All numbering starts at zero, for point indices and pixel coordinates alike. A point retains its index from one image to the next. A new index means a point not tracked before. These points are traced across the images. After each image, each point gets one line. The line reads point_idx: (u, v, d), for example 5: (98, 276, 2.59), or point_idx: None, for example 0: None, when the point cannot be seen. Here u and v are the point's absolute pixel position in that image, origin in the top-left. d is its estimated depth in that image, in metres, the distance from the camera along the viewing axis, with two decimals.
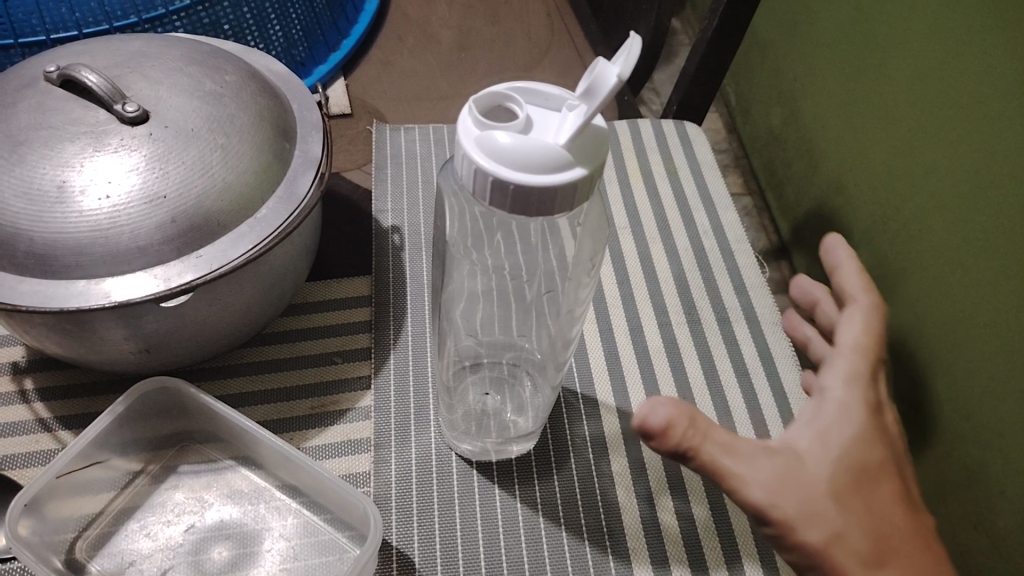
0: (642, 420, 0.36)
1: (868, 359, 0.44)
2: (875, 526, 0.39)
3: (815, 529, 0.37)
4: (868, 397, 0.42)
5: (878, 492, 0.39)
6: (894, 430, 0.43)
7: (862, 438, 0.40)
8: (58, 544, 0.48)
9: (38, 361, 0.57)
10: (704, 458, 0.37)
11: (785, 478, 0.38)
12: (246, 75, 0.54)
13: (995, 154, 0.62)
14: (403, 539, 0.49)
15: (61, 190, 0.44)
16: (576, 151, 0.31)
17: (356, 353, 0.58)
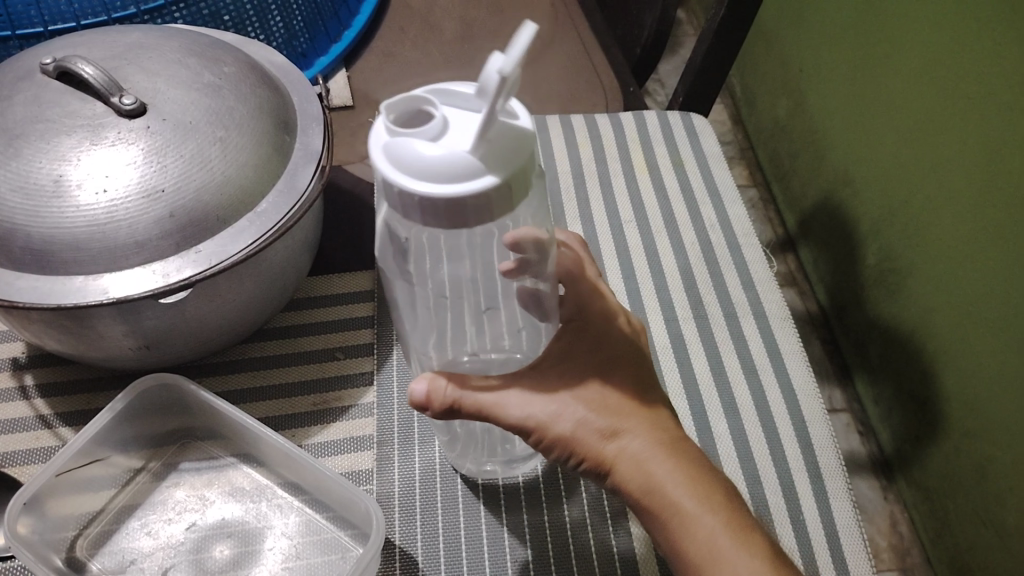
0: (409, 394, 0.40)
1: (593, 296, 0.47)
2: (620, 409, 0.42)
3: (566, 427, 0.41)
4: (598, 316, 0.46)
5: (616, 384, 0.43)
6: (629, 338, 0.46)
7: (590, 347, 0.44)
8: (59, 542, 0.48)
9: (38, 357, 0.56)
10: (464, 398, 0.40)
11: (529, 393, 0.41)
12: (246, 67, 0.53)
13: (998, 147, 0.61)
14: (406, 538, 0.48)
15: (58, 184, 0.44)
16: (484, 156, 0.27)
17: (358, 349, 0.58)
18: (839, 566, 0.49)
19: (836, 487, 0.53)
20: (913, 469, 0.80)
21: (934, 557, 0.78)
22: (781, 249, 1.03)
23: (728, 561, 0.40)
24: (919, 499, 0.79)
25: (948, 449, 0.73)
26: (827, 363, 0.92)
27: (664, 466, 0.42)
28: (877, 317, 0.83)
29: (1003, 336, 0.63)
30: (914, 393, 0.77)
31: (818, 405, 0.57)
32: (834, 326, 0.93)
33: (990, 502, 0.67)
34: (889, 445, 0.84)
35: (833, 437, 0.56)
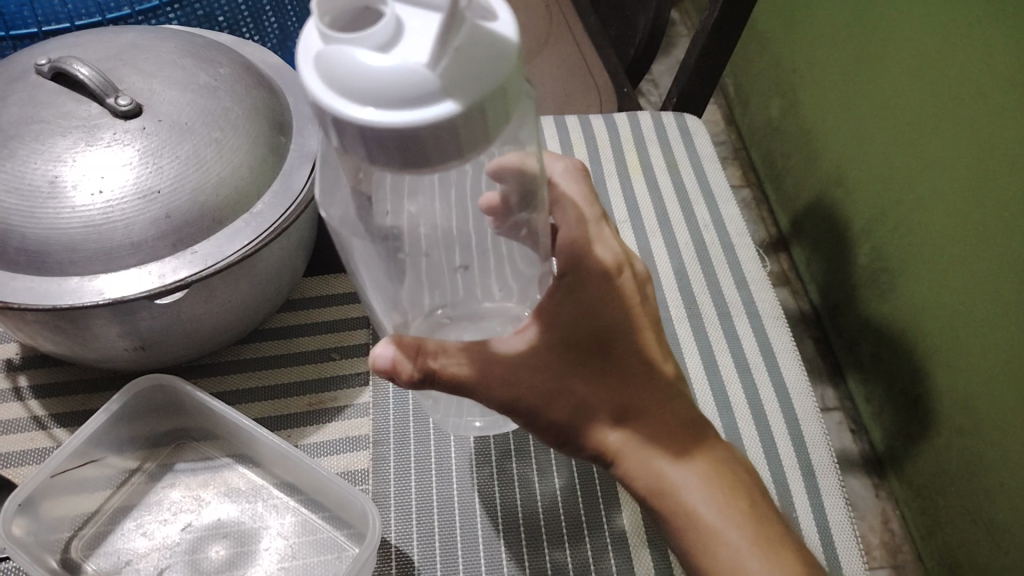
0: (372, 359, 0.38)
1: (591, 248, 0.44)
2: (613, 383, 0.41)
3: (553, 402, 0.40)
4: (598, 271, 0.43)
5: (611, 355, 0.41)
6: (632, 295, 0.43)
7: (587, 311, 0.41)
8: (53, 543, 0.48)
9: (32, 358, 0.56)
10: (438, 371, 0.38)
11: (512, 365, 0.39)
12: (241, 68, 0.53)
13: (993, 151, 0.61)
14: (402, 537, 0.49)
15: (53, 185, 0.44)
16: (443, 73, 0.23)
17: (354, 349, 0.58)
18: (830, 562, 0.50)
19: (829, 484, 0.53)
20: (905, 467, 0.80)
21: (925, 554, 0.79)
22: (774, 249, 1.03)
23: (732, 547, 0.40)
24: (910, 496, 0.80)
25: (939, 447, 0.73)
26: (820, 362, 0.93)
27: (660, 446, 0.41)
28: (870, 316, 0.83)
29: (995, 339, 0.63)
30: (906, 392, 0.78)
31: (810, 403, 0.58)
32: (826, 325, 0.94)
33: (981, 500, 0.68)
34: (881, 443, 0.84)
35: (825, 435, 0.56)
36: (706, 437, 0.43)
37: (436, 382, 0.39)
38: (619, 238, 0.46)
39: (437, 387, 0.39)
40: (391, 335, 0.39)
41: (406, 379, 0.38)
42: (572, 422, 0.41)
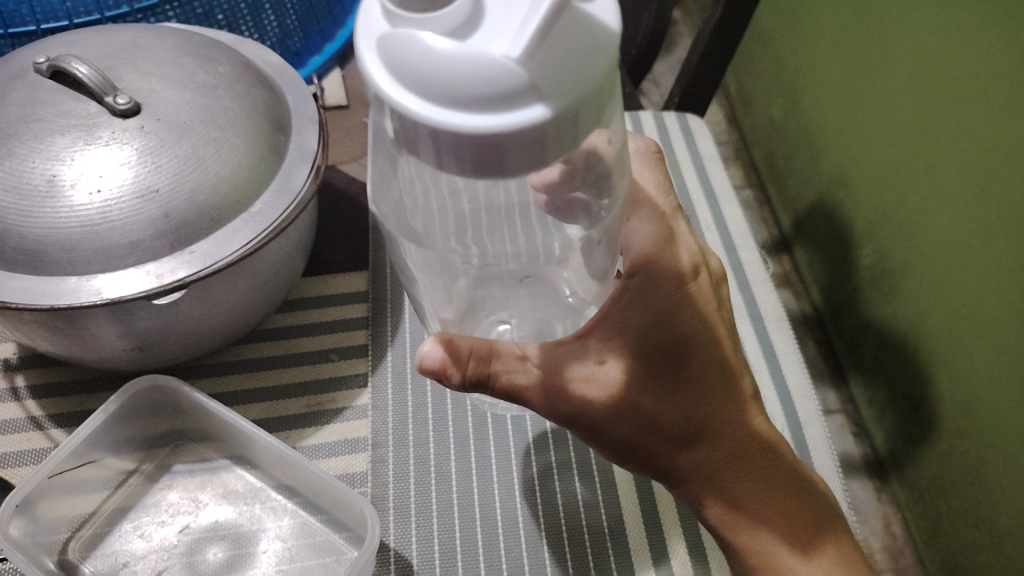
0: (420, 360, 0.38)
1: (667, 255, 0.42)
2: (681, 396, 0.40)
3: (615, 415, 0.40)
4: (669, 278, 0.42)
5: (679, 368, 0.41)
6: (704, 304, 0.42)
7: (655, 322, 0.40)
8: (51, 545, 0.48)
9: (30, 358, 0.56)
10: (492, 378, 0.38)
11: (573, 377, 0.39)
12: (240, 66, 0.53)
13: (996, 153, 0.61)
14: (401, 541, 0.48)
15: (51, 184, 0.43)
16: (534, 72, 0.20)
17: (353, 350, 0.57)
18: None
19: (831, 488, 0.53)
20: (907, 470, 0.80)
21: (927, 558, 0.78)
22: (776, 250, 1.03)
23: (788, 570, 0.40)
24: (912, 500, 0.79)
25: (941, 451, 0.73)
26: (822, 364, 0.92)
27: (722, 459, 0.41)
28: (872, 318, 0.83)
29: (996, 340, 0.63)
30: (908, 394, 0.77)
31: (813, 406, 0.57)
32: (829, 327, 0.93)
33: (983, 504, 0.67)
34: (883, 446, 0.84)
35: (828, 439, 0.56)
36: (772, 456, 0.42)
37: (489, 387, 0.38)
38: (693, 242, 0.45)
39: (490, 393, 0.39)
40: (437, 333, 0.38)
41: (455, 384, 0.38)
42: (634, 434, 0.40)
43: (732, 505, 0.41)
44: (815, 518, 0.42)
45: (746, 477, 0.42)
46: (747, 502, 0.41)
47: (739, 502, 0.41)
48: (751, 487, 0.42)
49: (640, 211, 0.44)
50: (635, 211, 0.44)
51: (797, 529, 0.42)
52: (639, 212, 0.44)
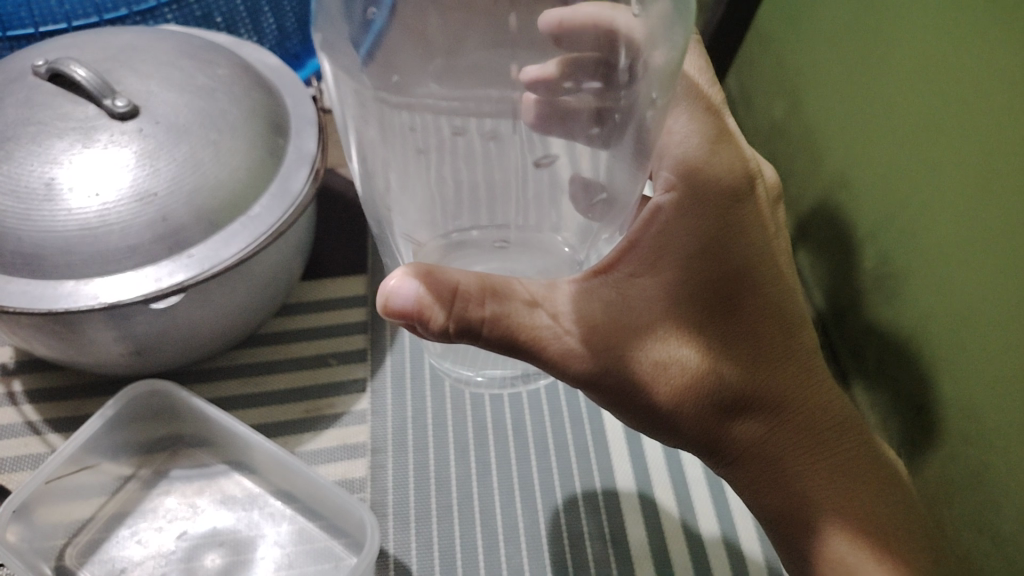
0: (387, 303, 0.34)
1: (713, 169, 0.39)
2: (708, 338, 0.38)
3: (639, 358, 0.37)
4: (710, 201, 0.39)
5: (707, 308, 0.38)
6: (744, 233, 0.40)
7: (684, 256, 0.38)
8: (48, 551, 0.47)
9: (27, 362, 0.56)
10: (488, 322, 0.35)
11: (583, 320, 0.37)
12: (240, 69, 0.53)
13: (954, 155, 0.54)
14: (401, 548, 0.48)
15: (49, 187, 0.43)
16: None
17: (351, 355, 0.57)
18: None
19: None
20: None
21: None
22: None
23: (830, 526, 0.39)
24: None
25: None
26: None
27: (760, 409, 0.39)
28: None
29: (967, 358, 0.55)
30: None
31: None
32: None
33: None
34: None
35: None
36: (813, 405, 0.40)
37: (482, 333, 0.36)
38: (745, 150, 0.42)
39: (483, 340, 0.36)
40: (405, 267, 0.35)
41: (443, 328, 0.35)
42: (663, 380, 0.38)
43: (771, 459, 0.39)
44: (857, 469, 0.40)
45: (784, 428, 0.39)
46: (781, 457, 0.39)
47: (778, 454, 0.39)
48: (785, 438, 0.39)
49: (689, 107, 0.41)
50: (683, 107, 0.41)
51: (839, 483, 0.39)
52: (692, 112, 0.41)
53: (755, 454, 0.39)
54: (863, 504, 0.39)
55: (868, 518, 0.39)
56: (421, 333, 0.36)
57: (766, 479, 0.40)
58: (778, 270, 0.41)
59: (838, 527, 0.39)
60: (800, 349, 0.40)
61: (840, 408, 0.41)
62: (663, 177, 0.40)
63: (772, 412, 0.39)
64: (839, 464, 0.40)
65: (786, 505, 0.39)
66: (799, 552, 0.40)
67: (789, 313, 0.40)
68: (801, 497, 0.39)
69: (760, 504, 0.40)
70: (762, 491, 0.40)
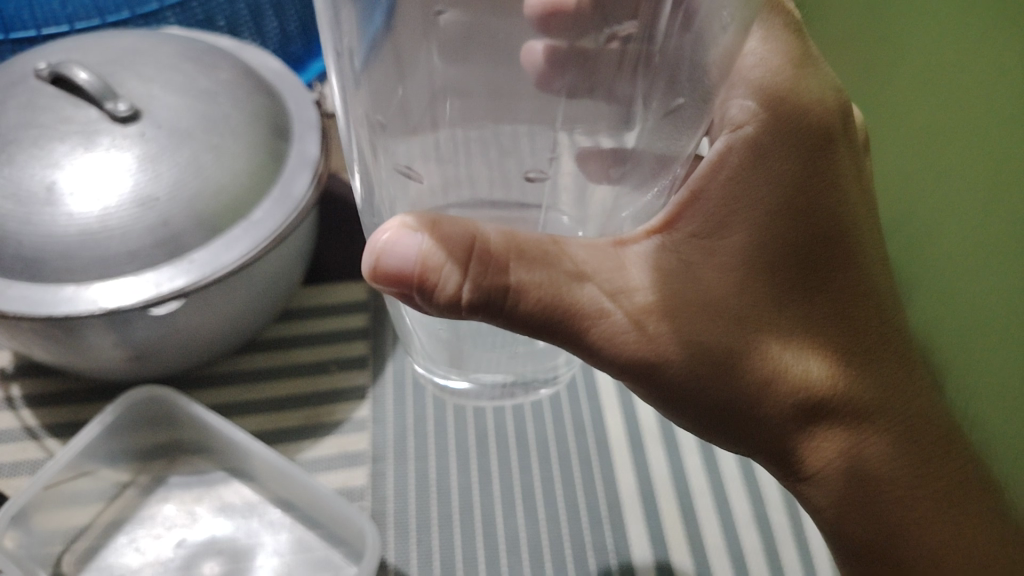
0: (382, 262, 0.30)
1: (796, 96, 0.37)
2: (781, 312, 0.36)
3: (706, 336, 0.34)
4: (789, 140, 0.37)
5: (779, 279, 0.36)
6: (820, 181, 0.37)
7: (752, 213, 0.36)
8: (45, 557, 0.47)
9: (27, 366, 0.55)
10: (514, 289, 0.31)
11: (637, 291, 0.34)
12: (242, 73, 0.52)
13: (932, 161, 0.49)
14: (401, 558, 0.47)
15: (49, 192, 0.43)
16: None
17: (352, 362, 0.56)
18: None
19: None
20: None
21: None
22: None
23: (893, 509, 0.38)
24: None
25: None
26: None
27: (834, 388, 0.37)
28: None
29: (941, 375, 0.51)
30: None
31: None
32: None
33: None
34: None
35: None
36: (886, 384, 0.38)
37: (506, 307, 0.32)
38: (829, 75, 0.40)
39: (504, 315, 0.32)
40: (403, 216, 0.31)
41: (455, 298, 0.31)
42: (734, 358, 0.35)
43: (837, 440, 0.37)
44: (926, 453, 0.38)
45: (858, 413, 0.37)
46: (853, 440, 0.38)
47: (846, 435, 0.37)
48: (860, 424, 0.37)
49: (767, 22, 0.38)
50: (761, 22, 0.37)
51: (915, 472, 0.38)
52: (769, 27, 0.38)
53: (826, 440, 0.37)
54: (943, 495, 0.38)
55: (940, 502, 0.38)
56: (422, 304, 0.32)
57: (832, 462, 0.38)
58: (855, 226, 0.38)
59: (915, 516, 0.38)
60: (876, 320, 0.38)
61: (918, 387, 0.39)
62: (742, 104, 0.36)
63: (847, 397, 0.37)
64: (915, 447, 0.38)
65: (850, 487, 0.38)
66: (868, 550, 0.38)
67: (868, 279, 0.38)
68: (873, 486, 0.38)
69: (833, 495, 0.38)
70: (830, 477, 0.38)
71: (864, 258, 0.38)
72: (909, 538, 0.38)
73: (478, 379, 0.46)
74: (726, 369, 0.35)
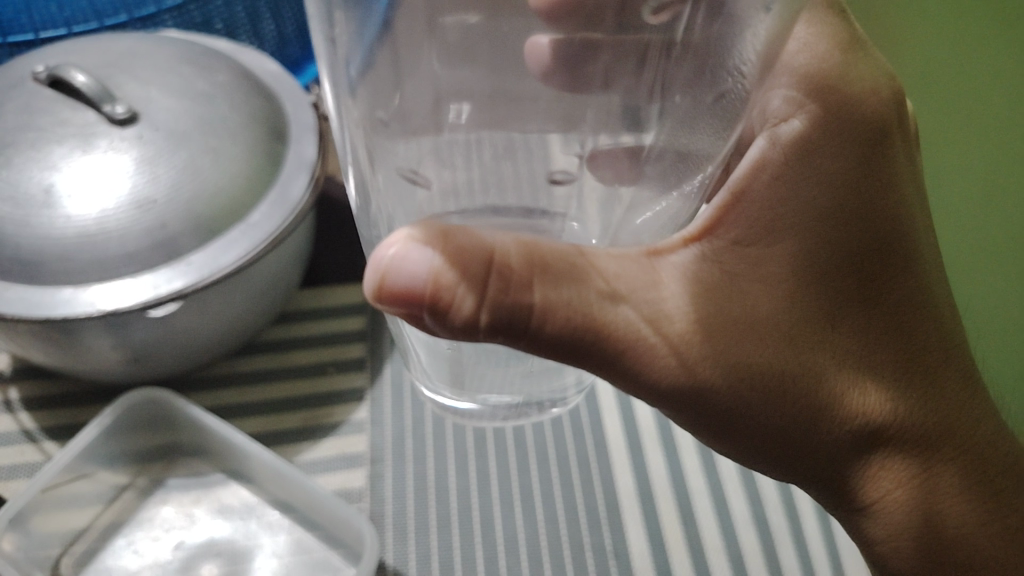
0: (392, 278, 0.28)
1: (839, 94, 0.37)
2: (825, 329, 0.35)
3: (750, 358, 0.34)
4: (833, 141, 0.37)
5: (828, 294, 0.36)
6: (863, 185, 0.37)
7: (798, 219, 0.36)
8: (44, 560, 0.47)
9: (25, 369, 0.55)
10: (539, 308, 0.30)
11: (677, 313, 0.33)
12: (240, 75, 0.52)
13: (956, 156, 0.53)
14: (400, 560, 0.47)
15: (47, 194, 0.43)
16: None
17: (351, 364, 0.56)
18: None
19: None
20: None
21: None
22: None
23: (930, 521, 0.39)
24: None
25: None
26: None
27: (878, 404, 0.36)
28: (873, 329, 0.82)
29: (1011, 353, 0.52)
30: None
31: None
32: None
33: None
34: None
35: None
36: (928, 398, 0.38)
37: (530, 329, 0.30)
38: (873, 67, 0.39)
39: (528, 337, 0.30)
40: (405, 228, 0.28)
41: (472, 320, 0.29)
42: (779, 380, 0.34)
43: (878, 457, 0.38)
44: (965, 463, 0.39)
45: (903, 429, 0.37)
46: (895, 456, 0.38)
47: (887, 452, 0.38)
48: (909, 440, 0.37)
49: (810, 16, 0.37)
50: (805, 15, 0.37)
51: (966, 481, 0.39)
52: (812, 18, 0.37)
53: (868, 457, 0.38)
54: (981, 502, 0.39)
55: (978, 511, 0.39)
56: (433, 327, 0.30)
57: (873, 477, 0.38)
58: (899, 235, 0.38)
59: (955, 525, 0.39)
60: (919, 332, 0.37)
61: (968, 401, 0.39)
62: (785, 95, 0.36)
63: (896, 415, 0.37)
64: (955, 457, 0.38)
65: (894, 503, 0.38)
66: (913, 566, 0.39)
67: (918, 286, 0.38)
68: (923, 501, 0.38)
69: (874, 508, 0.39)
70: (871, 494, 0.38)
71: (915, 262, 0.38)
72: (949, 547, 0.39)
73: (486, 401, 0.40)
74: (772, 388, 0.35)
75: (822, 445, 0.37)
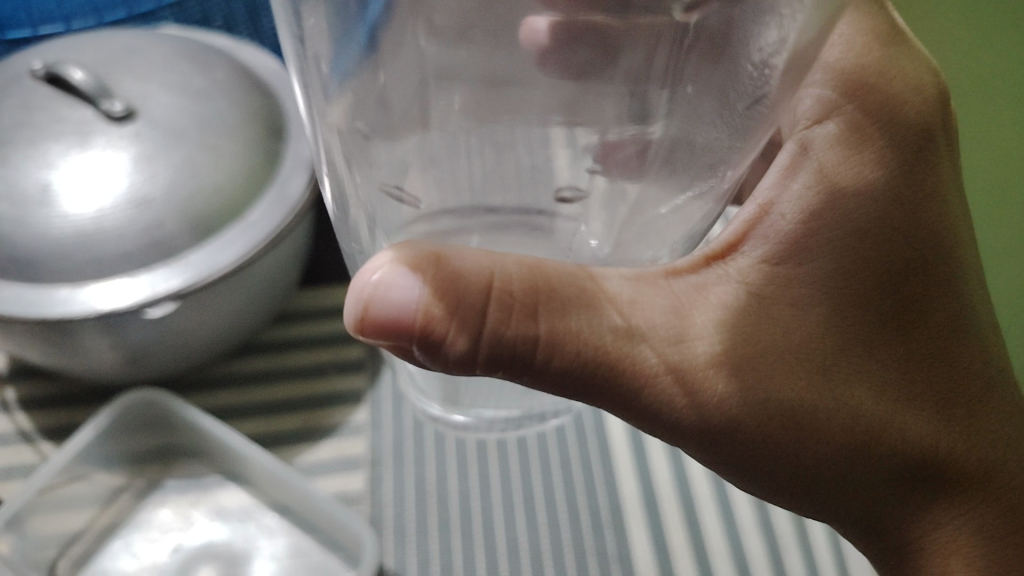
0: (376, 313, 0.28)
1: (870, 107, 0.36)
2: (858, 358, 0.34)
3: (781, 392, 0.32)
4: (867, 157, 0.35)
5: (861, 322, 0.34)
6: (899, 205, 0.35)
7: (833, 234, 0.34)
8: (40, 562, 0.46)
9: (22, 369, 0.55)
10: (546, 339, 0.29)
11: (700, 341, 0.31)
12: (238, 72, 0.52)
13: None
14: (400, 563, 0.46)
15: (43, 192, 0.42)
16: None
17: (350, 366, 0.56)
18: None
19: None
20: None
21: None
22: None
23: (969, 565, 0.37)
24: None
25: None
26: None
27: (911, 437, 0.35)
28: None
29: None
30: None
31: None
32: None
33: None
34: None
35: None
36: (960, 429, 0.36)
37: (535, 364, 0.29)
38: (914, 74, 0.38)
39: (530, 373, 0.30)
40: (386, 256, 0.28)
41: (469, 354, 0.29)
42: (811, 414, 0.33)
43: (908, 493, 0.36)
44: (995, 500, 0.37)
45: (936, 463, 0.36)
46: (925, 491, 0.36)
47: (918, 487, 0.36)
48: (941, 475, 0.36)
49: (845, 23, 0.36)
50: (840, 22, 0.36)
51: (998, 519, 0.37)
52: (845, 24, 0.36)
53: (900, 493, 0.36)
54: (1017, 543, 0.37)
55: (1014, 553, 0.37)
56: (425, 361, 0.29)
57: (904, 514, 0.37)
58: (933, 261, 0.36)
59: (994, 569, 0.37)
60: (951, 362, 0.36)
61: (998, 436, 0.38)
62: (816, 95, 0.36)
63: (929, 448, 0.36)
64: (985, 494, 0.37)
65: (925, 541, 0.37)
66: None
67: (953, 314, 0.37)
68: (956, 540, 0.37)
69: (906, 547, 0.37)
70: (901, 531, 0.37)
71: (951, 284, 0.37)
72: None
73: None
74: (804, 423, 0.33)
75: (855, 483, 0.35)
